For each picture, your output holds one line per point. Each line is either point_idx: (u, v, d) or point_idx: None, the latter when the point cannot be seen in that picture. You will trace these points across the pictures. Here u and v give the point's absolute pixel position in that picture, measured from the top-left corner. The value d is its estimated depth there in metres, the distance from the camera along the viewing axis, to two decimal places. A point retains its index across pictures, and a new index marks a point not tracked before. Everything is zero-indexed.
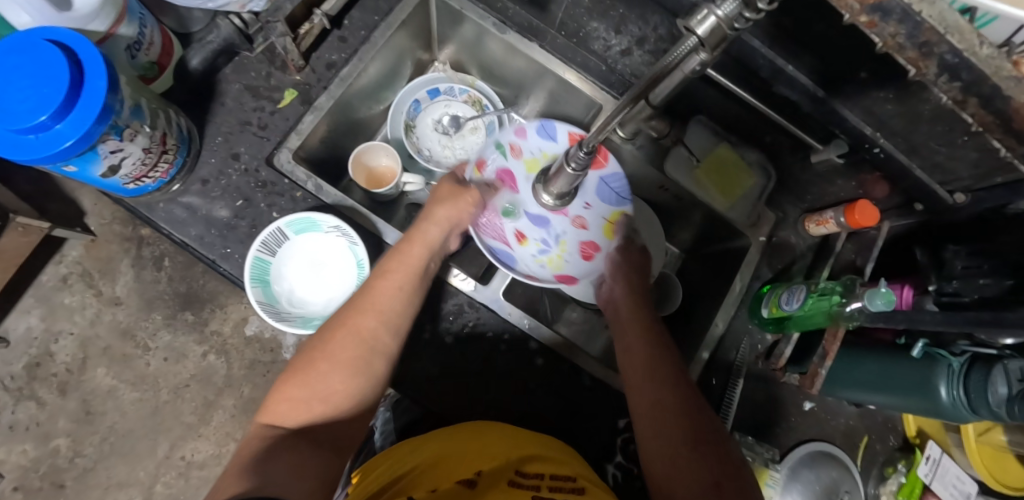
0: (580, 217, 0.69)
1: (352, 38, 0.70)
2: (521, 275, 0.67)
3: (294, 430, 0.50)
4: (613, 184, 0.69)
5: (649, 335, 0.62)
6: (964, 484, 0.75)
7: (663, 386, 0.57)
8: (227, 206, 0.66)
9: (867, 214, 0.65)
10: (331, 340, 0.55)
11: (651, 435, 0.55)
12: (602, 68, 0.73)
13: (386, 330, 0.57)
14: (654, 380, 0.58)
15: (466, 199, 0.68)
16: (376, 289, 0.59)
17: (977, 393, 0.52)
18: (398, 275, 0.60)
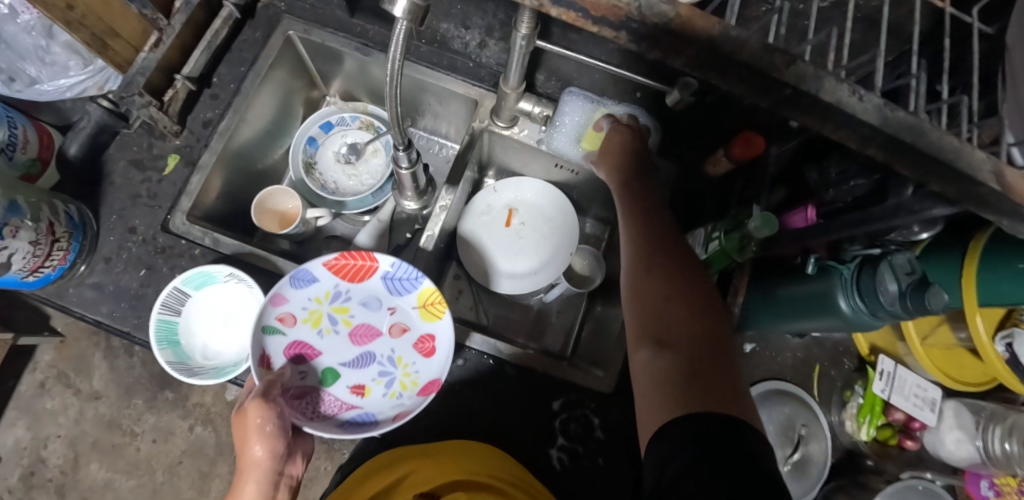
0: (392, 324, 0.67)
1: (223, 93, 0.72)
2: (387, 421, 0.61)
3: None
4: (395, 275, 0.65)
5: (661, 258, 0.51)
6: (927, 391, 0.73)
7: (661, 307, 0.48)
8: (132, 277, 0.67)
9: (750, 144, 0.65)
10: None
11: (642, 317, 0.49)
12: (470, 65, 0.75)
13: None
14: (662, 305, 0.48)
15: (256, 429, 0.52)
16: None
17: (871, 296, 0.51)
18: None
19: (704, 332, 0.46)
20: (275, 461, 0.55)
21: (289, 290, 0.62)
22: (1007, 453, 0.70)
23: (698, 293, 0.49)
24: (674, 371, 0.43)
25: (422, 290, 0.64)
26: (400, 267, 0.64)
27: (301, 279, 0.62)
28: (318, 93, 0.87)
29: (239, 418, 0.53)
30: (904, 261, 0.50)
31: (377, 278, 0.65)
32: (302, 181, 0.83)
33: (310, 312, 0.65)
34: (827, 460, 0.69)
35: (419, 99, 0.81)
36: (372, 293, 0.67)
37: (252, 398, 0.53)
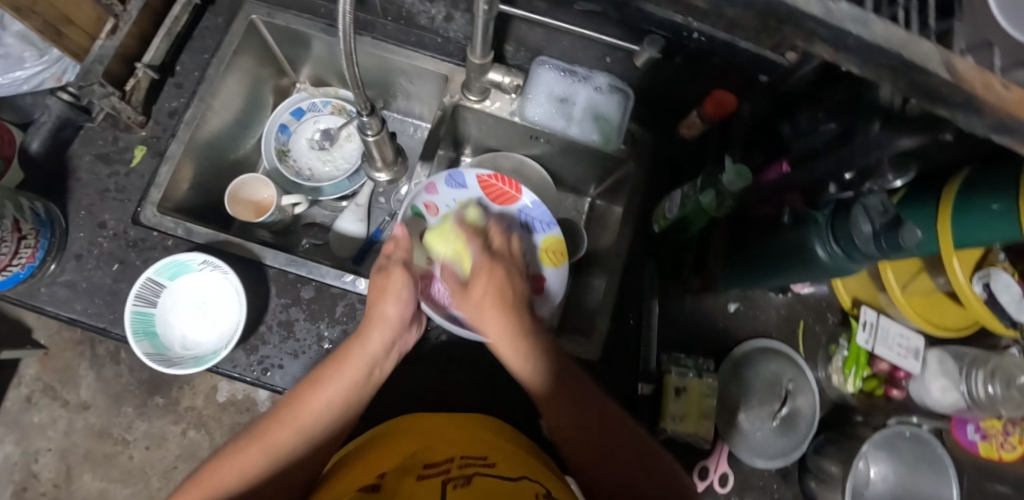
0: None
1: (187, 82, 0.71)
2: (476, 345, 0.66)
3: None
4: (534, 214, 0.70)
5: (564, 380, 0.56)
6: (910, 340, 0.74)
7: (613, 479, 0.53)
8: (105, 273, 0.66)
9: (723, 102, 0.65)
10: (241, 449, 0.50)
11: (592, 452, 0.55)
12: (438, 41, 0.75)
13: (301, 439, 0.53)
14: (611, 461, 0.53)
15: (398, 298, 0.59)
16: (303, 402, 0.54)
17: (846, 239, 0.50)
18: (330, 387, 0.55)
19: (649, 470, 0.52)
20: (396, 334, 0.59)
21: (441, 185, 0.68)
22: (990, 395, 0.70)
23: (604, 408, 0.56)
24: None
25: (548, 237, 0.69)
26: (540, 210, 0.70)
27: (455, 181, 0.69)
28: (287, 80, 0.85)
29: (381, 280, 0.60)
30: (877, 201, 0.49)
31: (517, 210, 0.71)
32: (276, 169, 0.82)
33: (450, 214, 0.70)
34: (816, 415, 0.70)
35: (389, 80, 0.80)
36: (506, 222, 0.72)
37: (398, 265, 0.60)
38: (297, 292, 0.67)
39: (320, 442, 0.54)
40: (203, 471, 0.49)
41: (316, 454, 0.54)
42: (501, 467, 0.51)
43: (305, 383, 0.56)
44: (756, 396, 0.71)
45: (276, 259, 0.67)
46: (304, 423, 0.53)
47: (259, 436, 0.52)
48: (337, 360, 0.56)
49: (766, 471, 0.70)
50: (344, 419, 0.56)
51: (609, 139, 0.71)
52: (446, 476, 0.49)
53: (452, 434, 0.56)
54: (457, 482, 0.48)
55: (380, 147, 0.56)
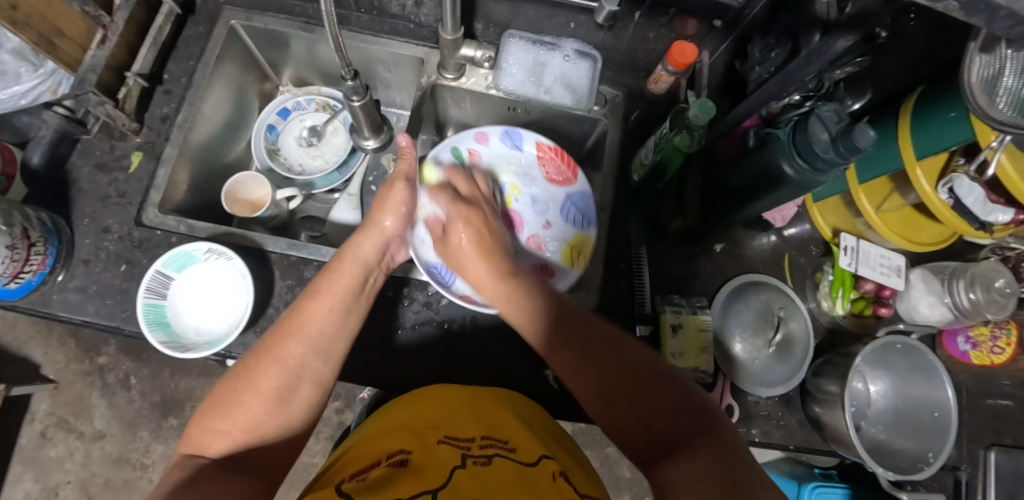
0: (536, 237, 0.75)
1: (175, 88, 0.75)
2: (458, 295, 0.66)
3: (216, 460, 0.45)
4: (578, 202, 0.74)
5: (552, 334, 0.53)
6: (891, 260, 0.77)
7: (636, 413, 0.47)
8: (113, 274, 0.69)
9: (683, 51, 0.68)
10: (251, 367, 0.49)
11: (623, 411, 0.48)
12: (410, 26, 0.79)
13: (315, 354, 0.51)
14: (618, 388, 0.49)
15: (402, 191, 0.64)
16: (305, 311, 0.53)
17: (808, 150, 0.54)
18: (328, 296, 0.54)
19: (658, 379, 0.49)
20: (389, 242, 0.63)
21: (494, 136, 0.75)
22: (972, 301, 0.73)
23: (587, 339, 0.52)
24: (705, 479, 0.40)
25: (580, 234, 0.73)
26: (585, 199, 0.73)
27: (511, 139, 0.75)
28: (271, 84, 0.89)
29: (385, 193, 0.64)
30: (830, 112, 0.54)
31: (565, 192, 0.75)
32: (268, 168, 0.85)
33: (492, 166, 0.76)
34: (810, 338, 0.72)
35: (368, 71, 0.83)
36: (544, 198, 0.76)
37: (401, 179, 0.64)
38: (300, 272, 0.69)
39: (328, 352, 0.52)
40: (217, 394, 0.48)
41: (329, 370, 0.52)
42: (523, 451, 0.46)
43: (302, 297, 0.54)
44: (750, 328, 0.74)
45: (275, 244, 0.70)
46: (313, 337, 0.51)
47: (269, 352, 0.50)
48: (334, 266, 0.58)
49: (769, 400, 0.73)
50: (350, 331, 0.55)
51: (582, 100, 0.75)
52: (465, 451, 0.46)
53: (470, 406, 0.53)
54: (478, 459, 0.44)
55: (363, 114, 0.60)
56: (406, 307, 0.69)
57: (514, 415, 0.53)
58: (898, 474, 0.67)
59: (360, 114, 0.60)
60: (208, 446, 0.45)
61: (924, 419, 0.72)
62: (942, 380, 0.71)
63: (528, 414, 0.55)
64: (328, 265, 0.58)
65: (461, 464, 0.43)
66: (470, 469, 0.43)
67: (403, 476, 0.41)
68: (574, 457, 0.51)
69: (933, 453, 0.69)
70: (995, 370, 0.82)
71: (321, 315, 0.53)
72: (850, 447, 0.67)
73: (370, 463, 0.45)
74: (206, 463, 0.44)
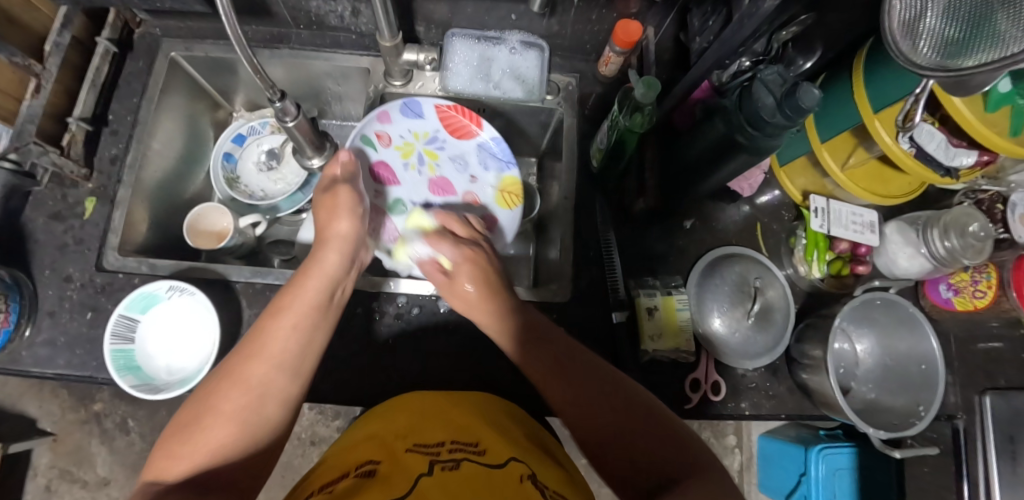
0: (469, 192, 0.75)
1: (122, 128, 0.74)
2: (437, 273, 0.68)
3: (177, 484, 0.42)
4: (493, 150, 0.75)
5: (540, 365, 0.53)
6: (864, 216, 0.76)
7: (619, 453, 0.46)
8: (80, 323, 0.68)
9: (626, 30, 0.67)
10: (215, 390, 0.47)
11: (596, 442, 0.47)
12: (353, 37, 0.78)
13: (279, 371, 0.49)
14: (602, 414, 0.48)
15: (345, 197, 0.62)
16: (267, 331, 0.51)
17: (754, 115, 0.53)
18: (291, 313, 0.53)
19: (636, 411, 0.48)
20: (352, 248, 0.61)
21: (395, 112, 0.72)
22: (948, 249, 0.72)
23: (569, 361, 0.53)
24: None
25: (507, 176, 0.74)
26: (497, 144, 0.74)
27: (411, 110, 0.73)
28: (224, 111, 0.88)
29: (329, 200, 0.61)
30: (774, 76, 0.53)
31: (475, 143, 0.75)
32: (229, 197, 0.84)
33: (402, 142, 0.74)
34: (789, 304, 0.72)
35: (318, 86, 0.82)
36: (460, 155, 0.75)
37: (344, 183, 0.62)
38: (268, 299, 0.69)
39: (294, 372, 0.51)
40: (180, 420, 0.46)
41: (295, 388, 0.50)
42: (490, 453, 0.46)
43: (264, 317, 0.53)
44: (727, 301, 0.73)
45: (240, 273, 0.69)
46: (276, 356, 0.50)
47: (230, 375, 0.48)
48: (296, 284, 0.56)
49: (755, 371, 0.72)
50: (316, 347, 0.53)
51: (534, 91, 0.73)
52: (433, 457, 0.45)
53: (443, 415, 0.51)
54: (446, 464, 0.44)
55: (301, 133, 0.59)
56: (377, 321, 0.68)
57: (491, 421, 0.51)
58: (889, 432, 0.66)
59: (299, 133, 0.59)
60: (166, 473, 0.43)
61: (913, 372, 0.71)
62: (926, 332, 0.70)
63: (514, 420, 0.54)
64: (285, 284, 0.56)
65: (428, 470, 0.43)
66: (437, 475, 0.42)
67: (371, 487, 0.40)
68: (547, 451, 0.51)
69: (924, 407, 0.68)
70: (982, 314, 0.81)
71: (284, 337, 0.51)
72: (839, 410, 0.66)
73: (341, 474, 0.44)
74: (163, 487, 0.41)
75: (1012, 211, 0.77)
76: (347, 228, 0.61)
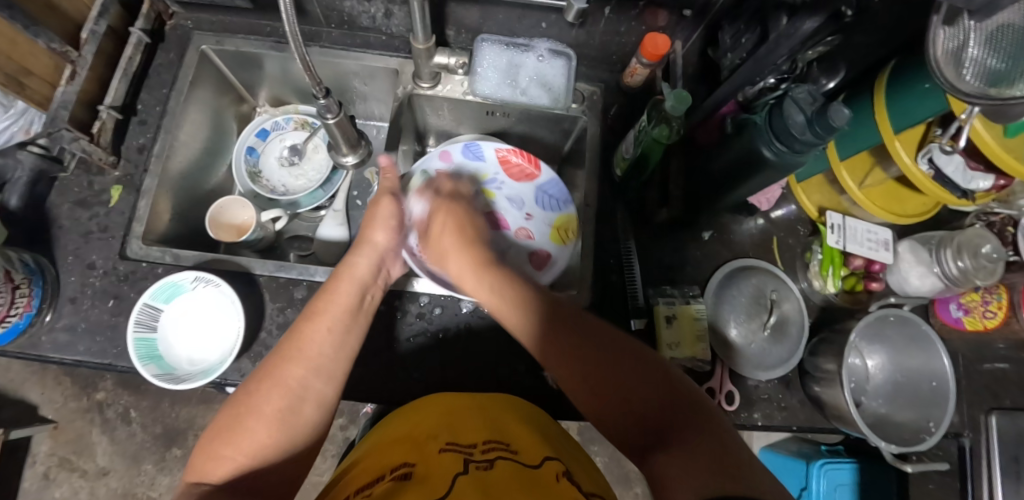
0: (522, 228, 0.71)
1: (150, 118, 0.75)
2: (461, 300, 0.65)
3: (220, 485, 0.43)
4: (551, 191, 0.73)
5: (552, 338, 0.51)
6: (878, 234, 0.77)
7: (627, 402, 0.46)
8: (101, 310, 0.68)
9: (656, 43, 0.69)
10: (255, 391, 0.47)
11: (601, 397, 0.47)
12: (382, 39, 0.79)
13: (317, 376, 0.50)
14: (597, 376, 0.48)
15: (386, 210, 0.63)
16: (304, 335, 0.51)
17: (783, 132, 0.54)
18: (326, 318, 0.53)
19: (636, 366, 0.48)
20: (382, 260, 0.61)
21: (454, 151, 0.73)
22: (961, 269, 0.74)
23: (568, 320, 0.52)
24: (692, 465, 0.38)
25: (562, 214, 0.71)
26: (557, 186, 0.72)
27: (472, 152, 0.73)
28: (248, 106, 0.89)
29: (374, 209, 0.63)
30: (805, 94, 0.54)
31: (535, 184, 0.73)
32: (251, 190, 0.84)
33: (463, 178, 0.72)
34: (804, 318, 0.73)
35: (344, 85, 0.83)
36: (516, 196, 0.73)
37: (388, 195, 0.64)
38: (290, 293, 0.69)
39: (332, 375, 0.51)
40: (219, 421, 0.47)
41: (333, 392, 0.51)
42: (527, 452, 0.46)
43: (301, 319, 0.53)
44: (744, 312, 0.74)
45: (263, 266, 0.70)
46: (313, 358, 0.50)
47: (270, 376, 0.48)
48: (330, 287, 0.56)
49: (769, 383, 0.73)
50: (351, 350, 0.53)
51: (560, 99, 0.74)
52: (468, 457, 0.45)
53: (473, 411, 0.52)
54: (481, 464, 0.44)
55: (340, 130, 0.59)
56: (399, 319, 0.69)
57: (523, 422, 0.52)
58: (900, 446, 0.67)
59: (338, 130, 0.60)
60: (209, 474, 0.44)
61: (923, 390, 0.72)
62: (936, 347, 0.71)
63: (545, 420, 0.54)
64: (322, 285, 0.57)
65: (464, 470, 0.43)
66: (474, 475, 0.43)
67: (409, 490, 0.41)
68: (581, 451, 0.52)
69: (935, 423, 0.69)
70: (989, 334, 0.82)
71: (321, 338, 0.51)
72: (851, 423, 0.67)
73: (375, 479, 0.44)
74: (207, 489, 0.43)
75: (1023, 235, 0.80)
76: (387, 239, 0.62)
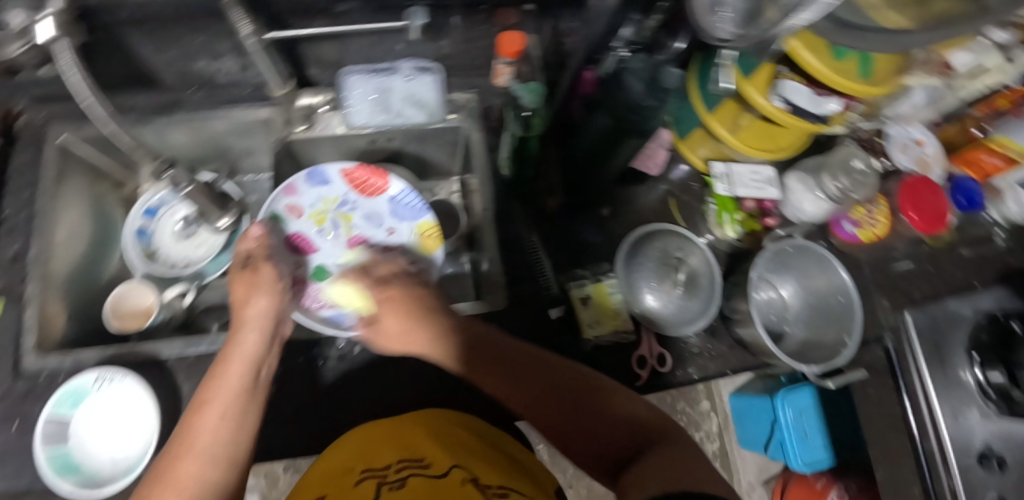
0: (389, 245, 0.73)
1: (19, 224, 0.72)
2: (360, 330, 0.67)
3: None
4: (405, 200, 0.73)
5: (474, 358, 0.57)
6: (761, 173, 0.82)
7: (582, 431, 0.52)
8: (6, 434, 0.64)
9: (511, 41, 0.70)
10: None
11: (561, 421, 0.53)
12: (248, 91, 0.79)
13: (213, 466, 0.48)
14: (559, 409, 0.53)
15: (266, 281, 0.60)
16: (192, 427, 0.49)
17: (628, 101, 0.57)
18: (217, 403, 0.50)
19: (593, 397, 0.54)
20: (274, 325, 0.58)
21: (301, 184, 0.72)
22: (839, 189, 0.78)
23: (522, 361, 0.57)
24: (658, 472, 0.43)
25: (423, 221, 0.73)
26: (408, 194, 0.73)
27: (315, 177, 0.72)
28: (130, 187, 0.87)
29: (249, 277, 0.60)
30: (640, 62, 0.57)
31: (386, 197, 0.74)
32: (149, 272, 0.81)
33: (314, 210, 0.72)
34: (711, 268, 0.75)
35: (223, 145, 0.82)
36: (373, 212, 0.74)
37: (266, 262, 0.62)
38: (205, 367, 0.67)
39: (233, 462, 0.49)
40: None
41: (234, 477, 0.49)
42: (435, 465, 0.47)
43: (188, 413, 0.50)
44: (654, 276, 0.77)
45: (169, 347, 0.67)
46: (208, 448, 0.48)
47: (163, 478, 0.47)
48: (217, 372, 0.53)
49: (695, 336, 0.75)
50: (252, 430, 0.52)
51: (435, 113, 0.76)
52: (382, 480, 0.46)
53: (387, 441, 0.51)
54: (393, 484, 0.45)
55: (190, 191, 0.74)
56: (322, 366, 0.68)
57: (438, 442, 0.50)
58: (821, 365, 0.71)
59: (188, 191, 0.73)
60: None
61: (835, 306, 0.76)
62: (833, 264, 0.76)
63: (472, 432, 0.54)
64: (219, 356, 0.55)
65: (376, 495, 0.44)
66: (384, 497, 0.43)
67: None
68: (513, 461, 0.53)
69: (848, 335, 0.73)
70: (887, 239, 0.88)
71: (210, 429, 0.48)
72: (774, 355, 0.70)
73: None
74: None
75: (891, 143, 0.87)
76: (263, 307, 0.58)
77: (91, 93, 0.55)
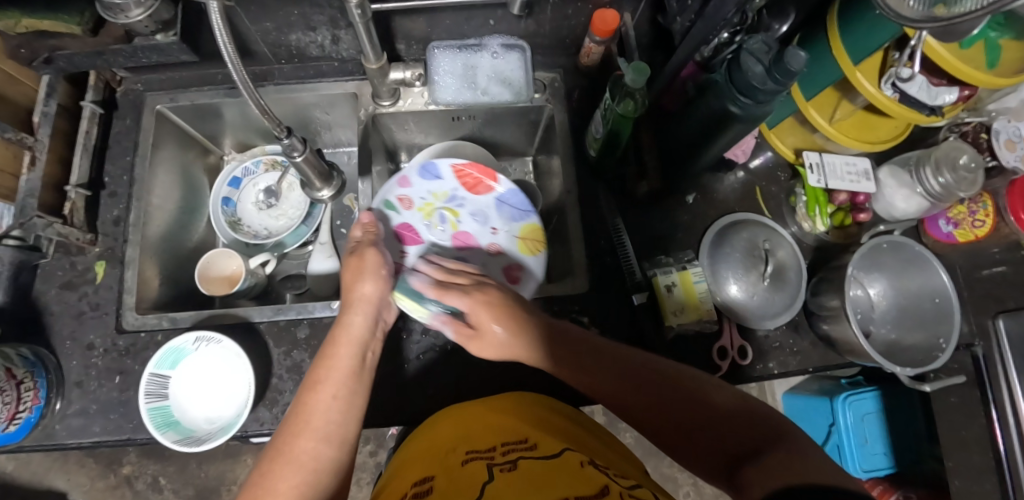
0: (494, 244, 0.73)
1: (119, 188, 0.74)
2: None
3: None
4: (513, 200, 0.75)
5: (572, 356, 0.55)
6: (856, 164, 0.77)
7: (693, 433, 0.48)
8: (110, 385, 0.68)
9: (607, 21, 0.68)
10: (268, 472, 0.47)
11: (660, 420, 0.50)
12: (335, 64, 0.79)
13: (328, 445, 0.49)
14: (653, 405, 0.50)
15: (371, 265, 0.61)
16: (308, 405, 0.51)
17: (741, 85, 0.55)
18: (330, 384, 0.52)
19: (688, 393, 0.50)
20: (378, 310, 0.60)
21: (412, 176, 0.75)
22: (944, 185, 0.74)
23: (612, 354, 0.55)
24: (768, 466, 0.40)
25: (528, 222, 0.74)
26: (516, 195, 0.75)
27: (428, 172, 0.75)
28: (215, 156, 0.88)
29: (357, 262, 0.61)
30: (759, 45, 0.54)
31: (493, 196, 0.75)
32: (234, 239, 0.84)
33: (424, 204, 0.74)
34: (801, 262, 0.73)
35: (307, 117, 0.83)
36: (480, 210, 0.75)
37: (370, 247, 0.62)
38: (293, 334, 0.69)
39: (347, 442, 0.51)
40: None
41: (345, 456, 0.50)
42: (543, 447, 0.47)
43: (303, 391, 0.52)
44: (744, 269, 0.73)
45: (260, 313, 0.69)
46: (320, 428, 0.50)
47: (281, 454, 0.48)
48: (328, 352, 0.55)
49: (777, 331, 0.73)
50: (361, 411, 0.54)
51: (521, 92, 0.75)
52: (490, 461, 0.46)
53: (485, 423, 0.53)
54: (504, 465, 0.44)
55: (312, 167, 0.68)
56: (404, 340, 0.69)
57: (540, 427, 0.51)
58: (915, 368, 0.68)
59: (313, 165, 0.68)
60: None
61: (928, 307, 0.73)
62: (931, 263, 0.72)
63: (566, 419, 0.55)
64: (325, 342, 0.57)
65: (489, 475, 0.43)
66: (500, 478, 0.42)
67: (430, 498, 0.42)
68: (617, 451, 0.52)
69: (944, 339, 0.70)
70: (983, 241, 0.83)
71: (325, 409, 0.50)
72: (864, 355, 0.67)
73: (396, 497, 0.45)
74: None
75: (996, 139, 0.82)
76: (376, 289, 0.60)
77: (234, 62, 0.47)
